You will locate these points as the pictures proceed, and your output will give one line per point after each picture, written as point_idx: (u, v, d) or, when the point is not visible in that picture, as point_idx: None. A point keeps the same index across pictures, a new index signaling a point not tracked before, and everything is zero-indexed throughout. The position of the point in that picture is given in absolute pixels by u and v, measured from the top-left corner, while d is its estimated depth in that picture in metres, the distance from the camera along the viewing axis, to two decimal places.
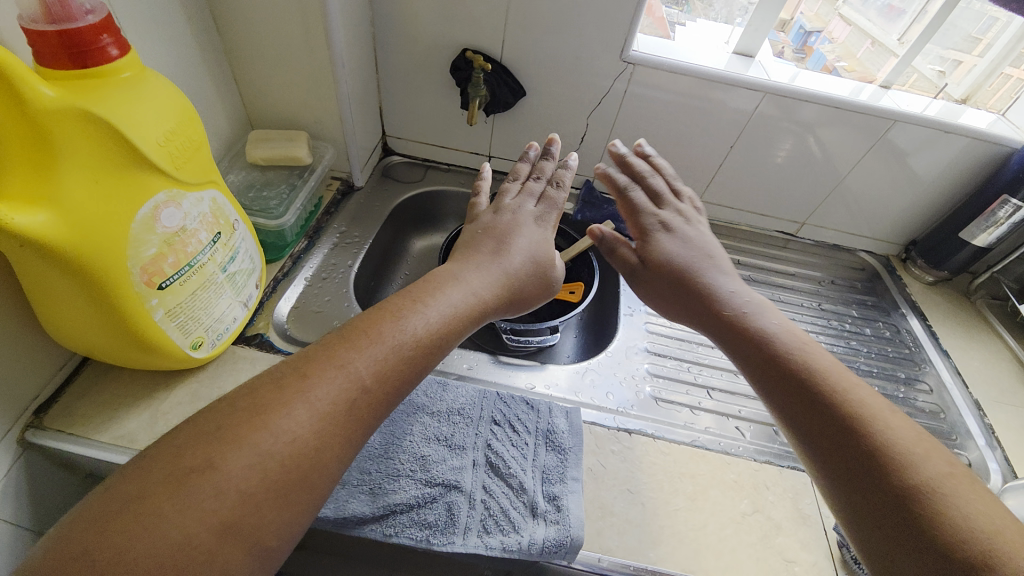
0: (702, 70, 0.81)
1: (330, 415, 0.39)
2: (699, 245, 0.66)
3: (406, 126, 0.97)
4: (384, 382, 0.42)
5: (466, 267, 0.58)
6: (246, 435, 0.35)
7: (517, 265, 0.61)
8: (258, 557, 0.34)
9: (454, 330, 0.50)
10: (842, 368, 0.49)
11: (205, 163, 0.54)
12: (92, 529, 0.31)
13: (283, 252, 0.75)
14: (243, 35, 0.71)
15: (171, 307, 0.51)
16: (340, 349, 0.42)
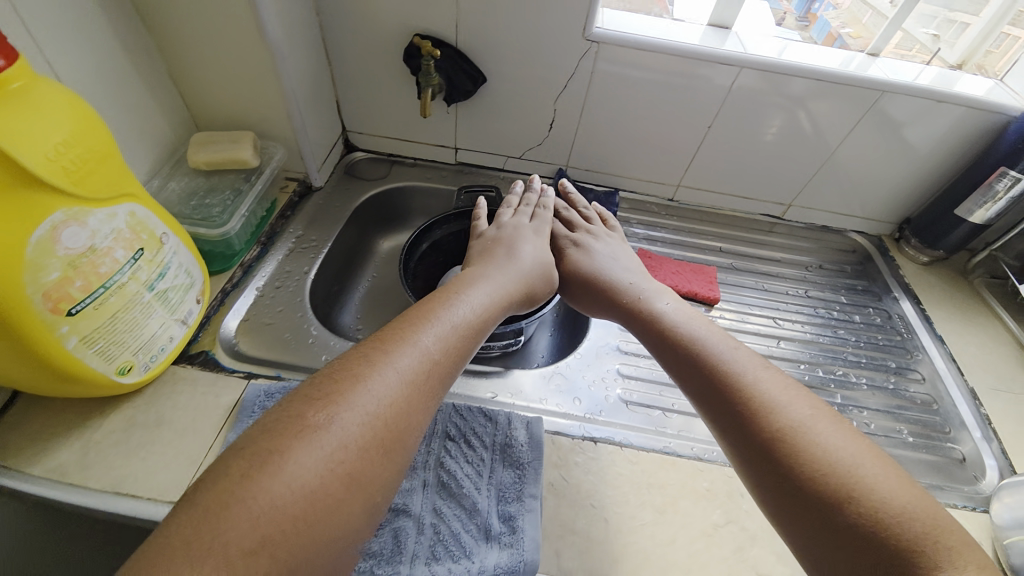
0: (673, 45, 0.76)
1: (413, 381, 0.44)
2: (610, 259, 0.69)
3: (365, 120, 0.92)
4: (448, 356, 0.48)
5: (490, 265, 0.63)
6: (351, 398, 0.40)
7: (537, 261, 0.66)
8: (370, 508, 0.38)
9: (493, 316, 0.56)
10: (752, 360, 0.51)
11: (115, 175, 0.50)
12: (231, 481, 0.34)
13: (232, 261, 0.71)
14: (174, 32, 0.66)
15: (86, 333, 0.47)
16: (408, 329, 0.47)
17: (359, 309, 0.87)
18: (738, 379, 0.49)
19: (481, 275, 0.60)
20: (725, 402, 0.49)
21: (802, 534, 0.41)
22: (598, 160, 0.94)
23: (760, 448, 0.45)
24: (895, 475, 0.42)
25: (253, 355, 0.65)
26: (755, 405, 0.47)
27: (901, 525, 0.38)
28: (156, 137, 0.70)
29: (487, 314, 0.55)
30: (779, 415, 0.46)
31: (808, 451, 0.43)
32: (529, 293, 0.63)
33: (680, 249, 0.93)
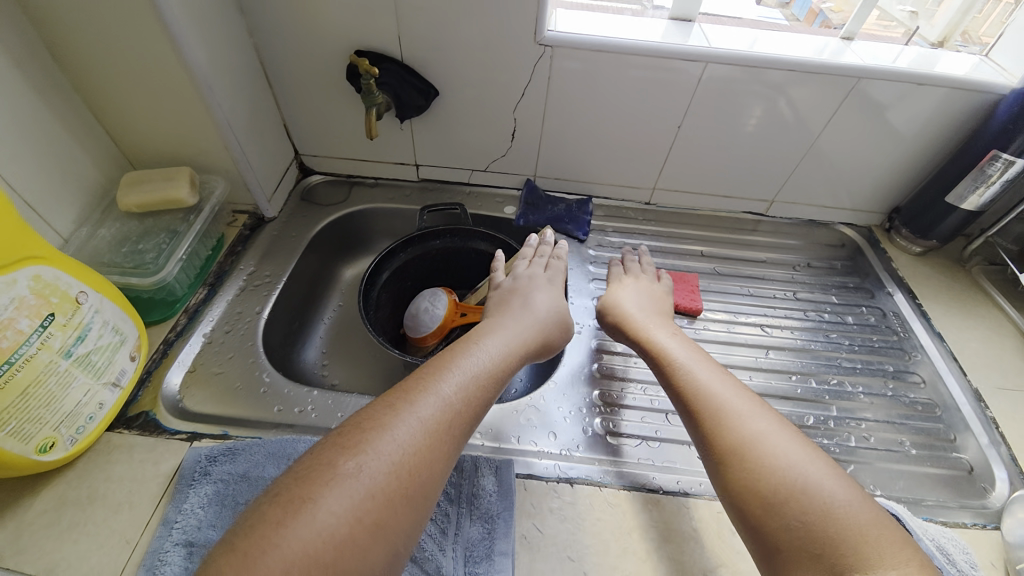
0: (632, 44, 0.71)
1: (436, 430, 0.42)
2: (643, 302, 0.70)
3: (318, 142, 0.87)
4: (469, 403, 0.46)
5: (507, 313, 0.61)
6: (377, 446, 0.39)
7: (551, 307, 0.64)
8: (394, 560, 0.36)
9: (512, 365, 0.54)
10: (723, 380, 0.55)
11: (13, 238, 0.44)
12: (264, 527, 0.33)
13: (175, 308, 0.66)
14: (89, 67, 0.61)
15: None
16: (430, 377, 0.46)
17: (325, 344, 0.82)
18: (716, 397, 0.53)
19: (504, 321, 0.59)
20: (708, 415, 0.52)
21: (760, 537, 0.44)
22: (567, 168, 0.89)
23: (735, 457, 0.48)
24: (844, 485, 0.44)
25: (200, 411, 0.60)
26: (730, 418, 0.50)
27: (844, 526, 0.41)
28: (81, 180, 0.65)
29: (509, 360, 0.54)
30: (750, 429, 0.49)
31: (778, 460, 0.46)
32: (544, 341, 0.60)
33: (660, 257, 0.88)
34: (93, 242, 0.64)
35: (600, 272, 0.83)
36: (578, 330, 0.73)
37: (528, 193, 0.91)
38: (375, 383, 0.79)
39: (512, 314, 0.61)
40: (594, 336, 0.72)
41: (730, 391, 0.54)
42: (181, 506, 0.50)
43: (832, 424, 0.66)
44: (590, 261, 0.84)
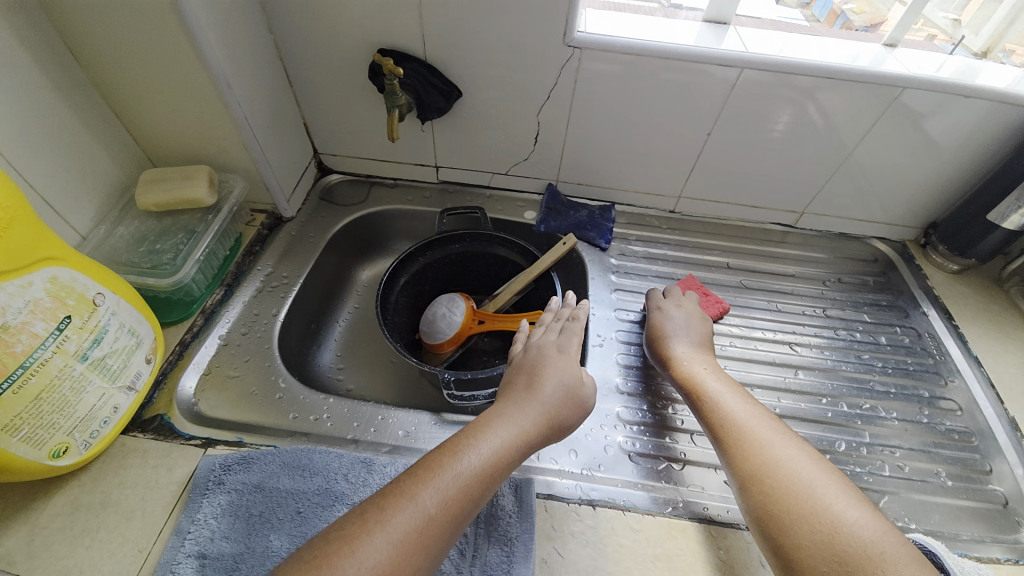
0: (663, 47, 0.68)
1: (406, 546, 0.39)
2: (685, 325, 0.67)
3: (337, 142, 0.85)
4: (447, 515, 0.41)
5: (514, 396, 0.54)
6: (337, 563, 0.36)
7: (564, 385, 0.56)
8: None
9: (507, 465, 0.47)
10: (754, 412, 0.54)
11: (28, 239, 0.43)
12: None
13: (192, 309, 0.65)
14: (109, 61, 0.60)
15: (7, 421, 0.42)
16: (410, 482, 0.43)
17: (341, 347, 0.81)
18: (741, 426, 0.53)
19: (509, 407, 0.52)
20: (738, 455, 0.50)
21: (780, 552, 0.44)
22: (591, 173, 0.87)
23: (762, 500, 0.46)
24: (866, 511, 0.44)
25: (215, 415, 0.59)
26: (760, 458, 0.49)
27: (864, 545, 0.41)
28: (101, 178, 0.64)
29: (507, 460, 0.47)
30: (780, 468, 0.48)
31: (810, 508, 0.44)
32: (550, 427, 0.52)
33: (684, 268, 0.85)
34: (111, 240, 0.63)
35: (623, 281, 0.81)
36: (600, 342, 0.71)
37: (549, 199, 0.88)
38: (391, 389, 0.78)
39: (519, 397, 0.54)
40: (616, 350, 0.70)
41: (762, 428, 0.52)
42: (195, 516, 0.49)
43: (864, 451, 0.64)
44: (613, 270, 0.82)
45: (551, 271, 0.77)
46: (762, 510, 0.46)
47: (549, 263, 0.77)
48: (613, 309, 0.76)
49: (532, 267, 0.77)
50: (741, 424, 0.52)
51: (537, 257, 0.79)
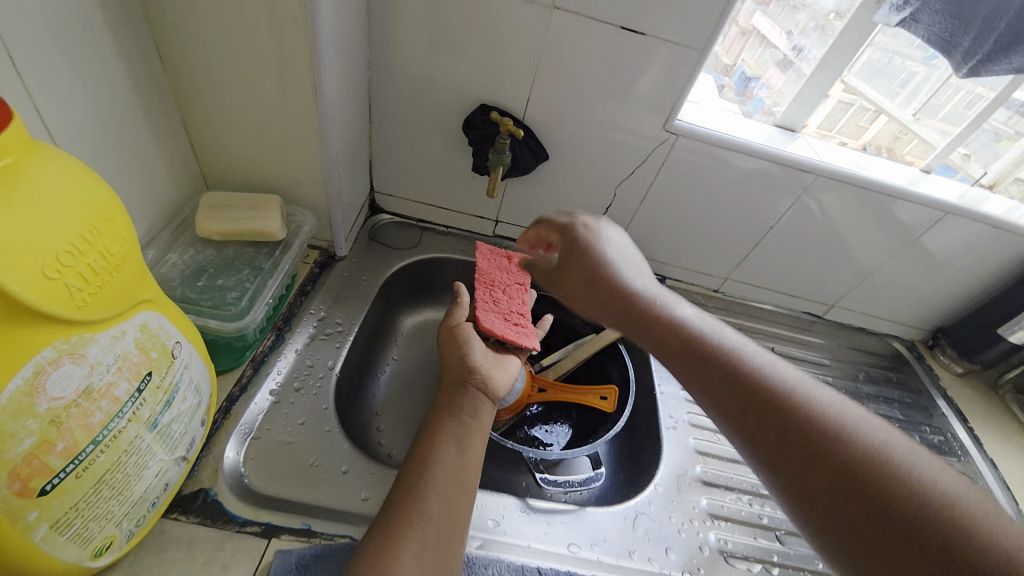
0: (751, 145, 0.72)
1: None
2: (617, 245, 0.54)
3: (399, 183, 0.80)
4: (433, 526, 0.47)
5: (444, 392, 0.62)
6: None
7: (479, 360, 0.65)
8: None
9: (461, 454, 0.54)
10: (791, 385, 0.39)
11: (133, 279, 0.35)
12: None
13: (243, 357, 0.56)
14: (200, 74, 0.53)
15: (63, 514, 0.32)
16: (399, 527, 0.46)
17: (383, 406, 0.73)
18: (795, 411, 0.38)
19: (448, 400, 0.60)
20: (733, 411, 0.40)
21: None
22: (650, 247, 0.87)
23: (780, 454, 0.37)
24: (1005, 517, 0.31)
25: (269, 492, 0.49)
26: (763, 404, 0.39)
27: None
28: (157, 196, 0.56)
29: (471, 432, 0.57)
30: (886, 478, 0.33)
31: (844, 462, 0.35)
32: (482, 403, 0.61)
33: None
34: (162, 269, 0.54)
35: None
36: (673, 425, 0.69)
37: None
38: None
39: (449, 390, 0.62)
40: (690, 433, 0.68)
41: (748, 357, 0.42)
42: None
43: None
44: None
45: (619, 343, 0.76)
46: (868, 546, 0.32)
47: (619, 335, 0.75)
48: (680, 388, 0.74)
49: (600, 337, 0.75)
50: (744, 377, 0.40)
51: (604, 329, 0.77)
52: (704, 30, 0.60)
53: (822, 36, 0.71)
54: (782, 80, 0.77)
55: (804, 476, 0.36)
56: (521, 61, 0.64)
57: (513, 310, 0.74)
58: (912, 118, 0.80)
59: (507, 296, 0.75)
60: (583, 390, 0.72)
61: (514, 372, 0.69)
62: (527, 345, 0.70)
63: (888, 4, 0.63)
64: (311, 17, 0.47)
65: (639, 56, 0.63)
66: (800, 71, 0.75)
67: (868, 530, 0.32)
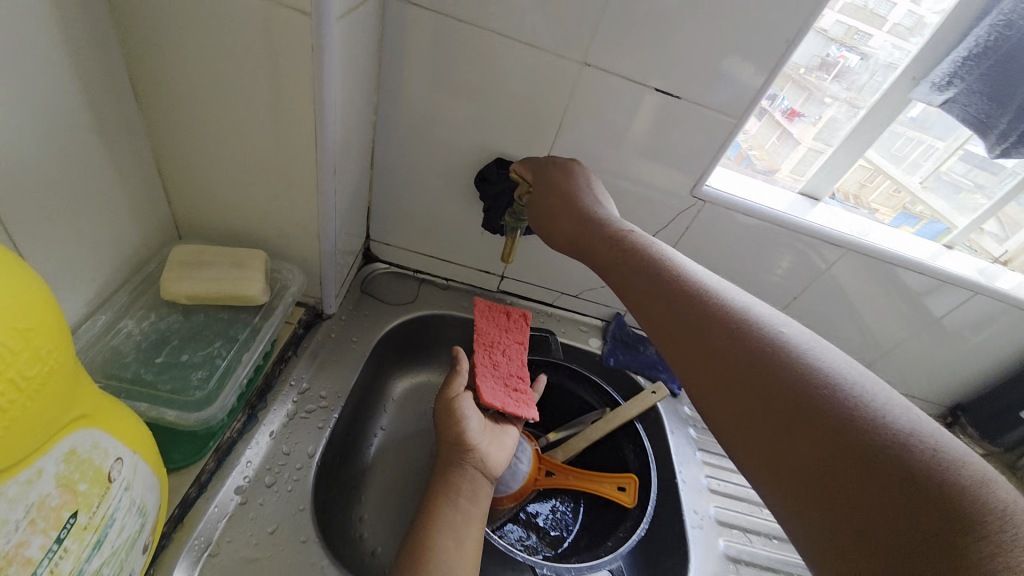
0: (783, 216, 0.65)
1: None
2: (590, 186, 0.53)
3: (399, 231, 0.72)
4: None
5: (438, 474, 0.53)
6: None
7: (477, 436, 0.56)
8: None
9: (460, 549, 0.46)
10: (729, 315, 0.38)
11: (62, 395, 0.26)
12: None
13: (207, 447, 0.46)
14: (181, 115, 0.46)
15: None
16: None
17: (366, 490, 0.62)
18: (726, 339, 0.37)
19: (444, 485, 0.51)
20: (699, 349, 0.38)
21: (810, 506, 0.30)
22: None
23: (708, 380, 0.37)
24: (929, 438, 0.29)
25: None
26: (725, 344, 0.37)
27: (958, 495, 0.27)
28: (119, 250, 0.47)
29: (470, 529, 0.48)
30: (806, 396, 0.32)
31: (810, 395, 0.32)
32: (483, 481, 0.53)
33: None
34: (113, 341, 0.45)
35: (702, 437, 0.73)
36: (699, 523, 0.63)
37: (616, 328, 0.78)
38: None
39: (443, 472, 0.53)
40: (719, 533, 0.63)
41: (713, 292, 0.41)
42: None
43: None
44: (690, 423, 0.74)
45: (636, 422, 0.69)
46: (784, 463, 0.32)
47: (635, 415, 0.68)
48: (702, 474, 0.69)
49: (614, 417, 0.68)
50: (682, 306, 0.40)
51: (619, 405, 0.70)
52: (743, 99, 0.55)
53: (804, 98, 0.64)
54: (756, 129, 0.65)
55: (771, 419, 0.33)
56: (544, 116, 0.59)
57: (513, 373, 0.64)
58: (920, 185, 0.72)
59: (507, 357, 0.65)
60: (599, 479, 0.64)
61: (513, 448, 0.59)
62: (526, 415, 0.60)
63: (926, 81, 0.56)
64: (319, 61, 0.40)
65: (672, 121, 0.58)
66: (790, 136, 0.67)
67: (840, 469, 0.29)
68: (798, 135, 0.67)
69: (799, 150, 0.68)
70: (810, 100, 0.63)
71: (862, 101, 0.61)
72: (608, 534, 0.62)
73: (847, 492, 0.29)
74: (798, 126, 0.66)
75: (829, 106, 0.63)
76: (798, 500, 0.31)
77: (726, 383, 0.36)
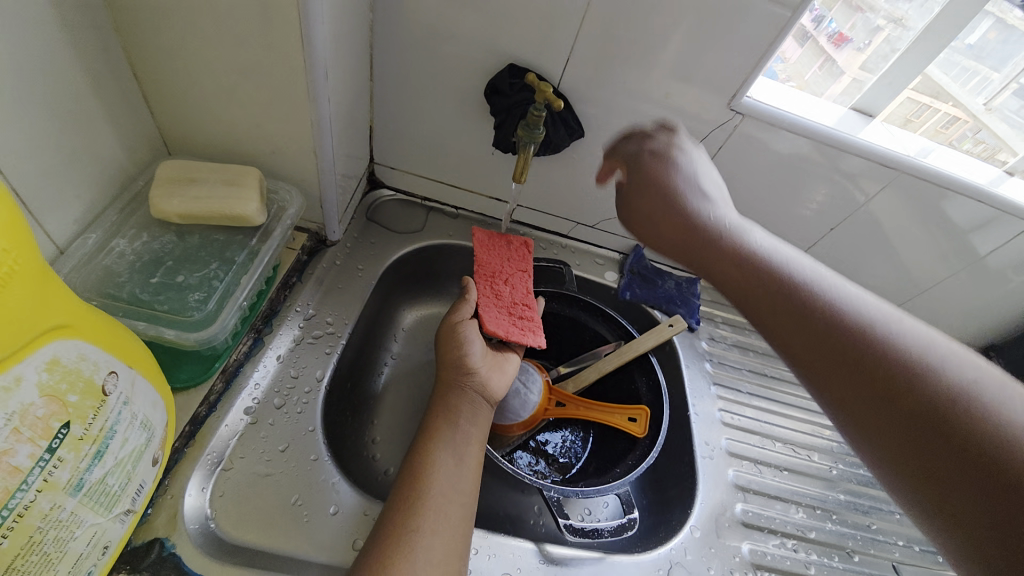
0: (826, 133, 0.57)
1: None
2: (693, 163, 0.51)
3: (405, 153, 0.67)
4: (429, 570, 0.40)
5: (439, 395, 0.53)
6: None
7: (478, 360, 0.54)
8: None
9: (459, 458, 0.48)
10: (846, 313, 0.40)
11: (29, 304, 0.25)
12: None
13: (213, 368, 0.46)
14: (148, 8, 0.40)
15: None
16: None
17: (379, 411, 0.63)
18: (840, 334, 0.39)
19: (444, 406, 0.51)
20: (800, 326, 0.41)
21: (926, 485, 0.33)
22: None
23: (820, 371, 0.39)
24: None
25: (240, 542, 0.41)
26: (824, 322, 0.40)
27: None
28: (101, 164, 0.44)
29: (470, 447, 0.49)
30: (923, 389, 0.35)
31: (907, 375, 0.36)
32: (482, 400, 0.53)
33: (771, 363, 0.75)
34: (106, 261, 0.44)
35: (719, 372, 0.72)
36: (709, 454, 0.64)
37: (634, 261, 0.75)
38: None
39: (444, 393, 0.53)
40: (729, 464, 0.64)
41: (819, 286, 0.43)
42: None
43: None
44: (706, 357, 0.72)
45: (650, 355, 0.67)
46: (901, 452, 0.34)
47: (650, 348, 0.66)
48: (716, 408, 0.68)
49: (627, 349, 0.66)
50: (794, 302, 0.42)
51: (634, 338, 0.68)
52: None
53: (854, 20, 0.55)
54: (796, 53, 0.57)
55: (852, 373, 0.38)
56: (562, 12, 0.51)
57: (517, 301, 0.60)
58: (983, 109, 0.60)
59: (510, 286, 0.61)
60: (611, 411, 0.64)
61: (514, 374, 0.58)
62: (531, 343, 0.57)
63: None
64: None
65: (715, 17, 0.49)
66: (834, 65, 0.58)
67: (912, 417, 0.34)
68: (843, 63, 0.58)
69: (842, 82, 0.59)
70: (860, 21, 0.55)
71: (913, 22, 0.53)
72: (618, 463, 0.63)
73: (960, 476, 0.31)
74: (844, 53, 0.58)
75: (881, 29, 0.55)
76: (878, 452, 0.36)
77: (822, 355, 0.39)
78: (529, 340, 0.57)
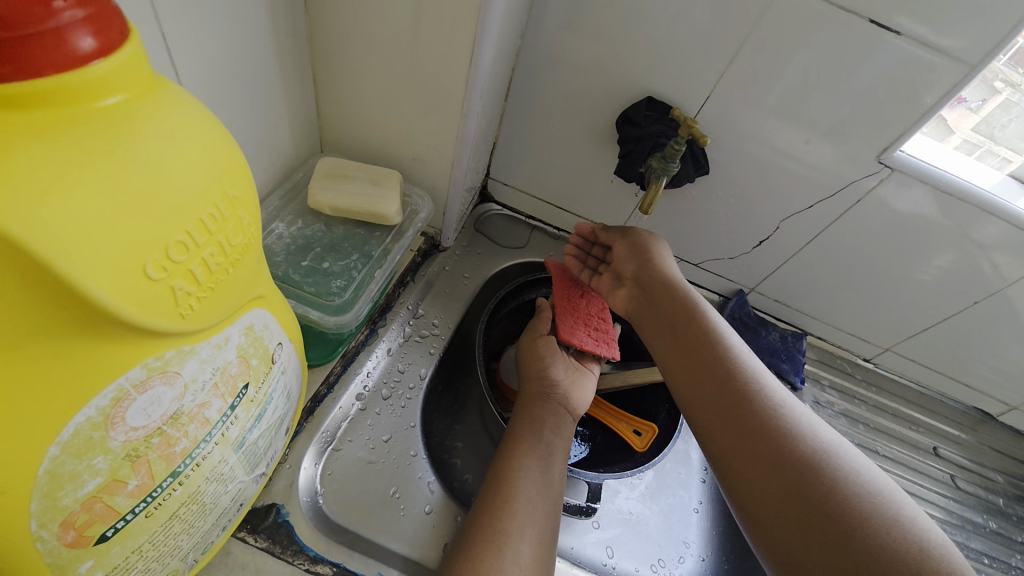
0: (987, 198, 0.52)
1: None
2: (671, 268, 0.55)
3: (522, 171, 0.69)
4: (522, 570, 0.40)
5: (521, 406, 0.52)
6: None
7: (561, 374, 0.54)
8: None
9: (541, 466, 0.46)
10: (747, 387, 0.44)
11: (253, 272, 0.28)
12: None
13: (336, 352, 0.49)
14: (339, 24, 0.45)
15: (133, 548, 0.27)
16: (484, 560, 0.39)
17: None
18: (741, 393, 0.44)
19: (528, 417, 0.51)
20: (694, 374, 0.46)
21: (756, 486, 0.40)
22: (802, 296, 0.69)
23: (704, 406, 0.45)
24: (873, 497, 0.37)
25: (344, 523, 0.43)
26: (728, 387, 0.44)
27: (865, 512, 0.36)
28: (275, 155, 0.49)
29: (555, 461, 0.47)
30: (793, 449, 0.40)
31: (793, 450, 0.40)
32: (563, 412, 0.52)
33: (881, 438, 0.69)
34: (266, 240, 0.49)
35: None
36: None
37: (736, 306, 0.71)
38: None
39: (527, 404, 0.52)
40: None
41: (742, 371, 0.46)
42: None
43: None
44: None
45: None
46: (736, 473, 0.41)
47: None
48: None
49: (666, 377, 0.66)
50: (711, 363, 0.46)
51: None
52: (992, 40, 0.43)
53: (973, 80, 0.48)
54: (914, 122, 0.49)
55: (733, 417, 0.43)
56: (713, 52, 0.50)
57: (594, 313, 0.59)
58: None
59: (586, 299, 0.59)
60: (619, 417, 0.67)
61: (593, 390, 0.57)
62: (606, 354, 0.56)
63: None
64: None
65: (883, 68, 0.46)
66: (943, 123, 0.51)
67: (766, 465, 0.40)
68: (952, 123, 0.52)
69: (951, 142, 0.53)
70: (979, 82, 0.48)
71: None
72: (610, 464, 0.64)
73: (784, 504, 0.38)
74: (954, 112, 0.51)
75: (998, 92, 0.49)
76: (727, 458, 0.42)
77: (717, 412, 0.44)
78: (607, 351, 0.57)
